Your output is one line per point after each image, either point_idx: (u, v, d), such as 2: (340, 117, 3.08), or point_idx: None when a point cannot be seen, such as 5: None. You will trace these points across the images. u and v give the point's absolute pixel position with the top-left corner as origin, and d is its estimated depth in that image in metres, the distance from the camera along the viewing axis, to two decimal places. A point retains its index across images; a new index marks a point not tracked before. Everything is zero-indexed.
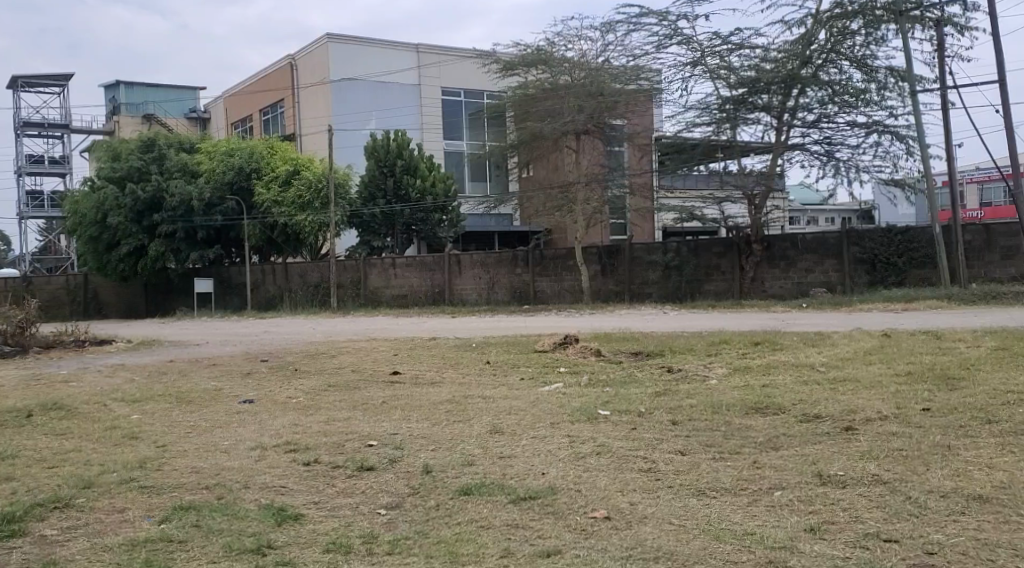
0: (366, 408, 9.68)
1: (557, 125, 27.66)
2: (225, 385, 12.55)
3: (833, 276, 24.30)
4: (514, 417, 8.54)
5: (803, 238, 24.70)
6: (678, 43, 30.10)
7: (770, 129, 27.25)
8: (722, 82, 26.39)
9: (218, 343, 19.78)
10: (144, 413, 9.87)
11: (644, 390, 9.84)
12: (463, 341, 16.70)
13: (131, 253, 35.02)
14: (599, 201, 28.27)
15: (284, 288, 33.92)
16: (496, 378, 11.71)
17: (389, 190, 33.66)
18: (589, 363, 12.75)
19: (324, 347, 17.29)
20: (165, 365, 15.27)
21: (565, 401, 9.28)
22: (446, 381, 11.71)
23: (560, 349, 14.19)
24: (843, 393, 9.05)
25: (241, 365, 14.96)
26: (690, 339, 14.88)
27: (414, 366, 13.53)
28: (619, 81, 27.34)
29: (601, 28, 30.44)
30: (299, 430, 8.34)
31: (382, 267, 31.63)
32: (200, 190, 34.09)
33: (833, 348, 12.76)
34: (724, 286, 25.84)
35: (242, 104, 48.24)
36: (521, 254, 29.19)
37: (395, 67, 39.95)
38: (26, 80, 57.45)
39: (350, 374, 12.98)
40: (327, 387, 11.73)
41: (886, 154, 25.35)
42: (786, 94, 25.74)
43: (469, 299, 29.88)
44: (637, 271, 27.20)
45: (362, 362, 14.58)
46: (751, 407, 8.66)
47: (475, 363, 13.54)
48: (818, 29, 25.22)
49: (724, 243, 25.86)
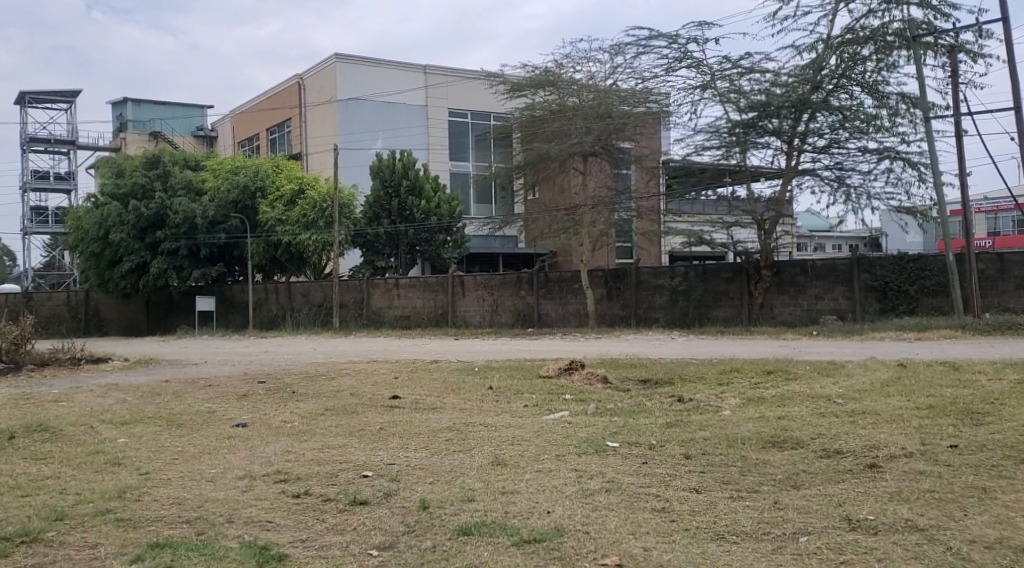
0: (363, 434, 9.28)
1: (564, 147, 27.36)
2: (220, 408, 12.16)
3: (843, 304, 23.85)
4: (517, 447, 8.13)
5: (813, 264, 24.28)
6: (688, 67, 29.84)
7: (780, 153, 26.91)
8: (731, 105, 26.11)
9: (216, 363, 19.40)
10: (132, 436, 9.47)
11: (654, 420, 9.42)
12: (466, 364, 16.29)
13: (133, 270, 34.69)
14: (606, 223, 27.93)
15: (286, 307, 33.54)
16: (498, 405, 11.29)
17: (394, 210, 33.38)
18: (596, 390, 12.33)
19: (324, 368, 16.90)
20: (160, 385, 14.89)
21: (572, 430, 8.86)
22: (447, 407, 11.30)
23: (565, 375, 13.78)
24: (864, 427, 8.61)
25: (237, 387, 14.59)
26: (699, 366, 14.46)
27: (415, 390, 13.13)
28: (627, 104, 27.06)
29: (610, 50, 30.21)
30: (291, 458, 7.94)
31: (385, 287, 31.26)
32: (204, 208, 33.84)
33: (849, 379, 12.33)
34: (732, 312, 25.40)
35: (249, 123, 48.10)
36: (526, 276, 28.80)
37: (403, 88, 39.87)
38: (34, 96, 57.53)
39: (348, 397, 12.57)
40: (325, 410, 11.33)
41: (898, 181, 24.97)
42: (796, 119, 25.43)
43: (473, 322, 29.48)
44: (644, 296, 26.81)
45: (362, 385, 14.17)
46: (766, 441, 8.23)
47: (478, 388, 13.13)
48: (830, 54, 24.93)
49: (732, 268, 25.45)
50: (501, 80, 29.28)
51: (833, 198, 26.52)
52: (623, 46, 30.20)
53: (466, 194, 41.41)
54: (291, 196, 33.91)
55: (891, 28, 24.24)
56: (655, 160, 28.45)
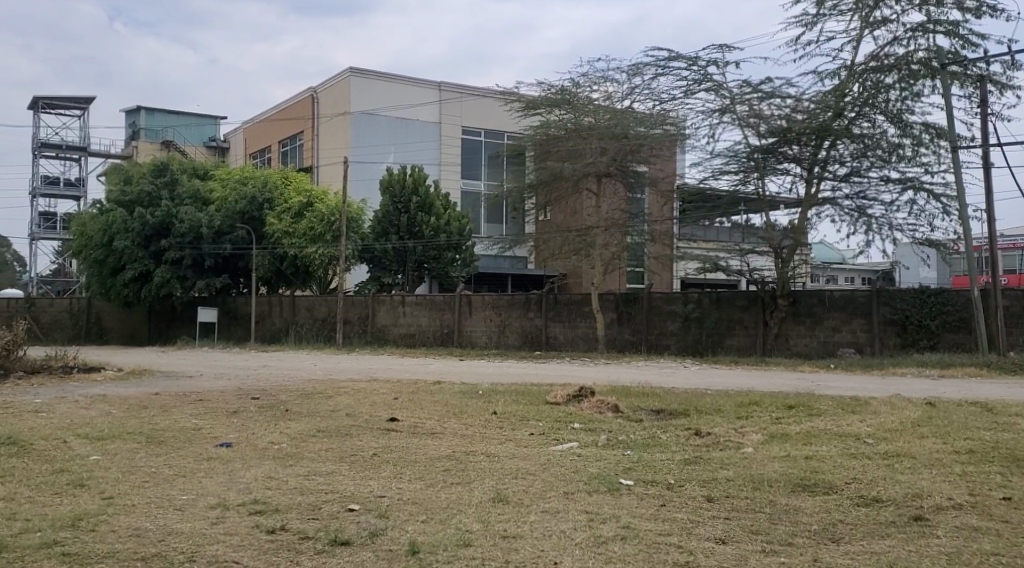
0: (355, 460, 8.57)
1: (578, 168, 26.71)
2: (208, 425, 11.47)
3: (861, 337, 23.06)
4: (522, 481, 7.41)
5: (831, 294, 23.50)
6: (707, 90, 29.24)
7: (800, 181, 26.20)
8: (750, 130, 25.45)
9: (212, 376, 18.73)
10: (107, 453, 8.78)
11: (671, 456, 8.67)
12: (469, 387, 15.57)
13: (135, 278, 34.11)
14: (619, 245, 27.17)
15: (290, 322, 32.86)
16: (502, 432, 10.58)
17: (403, 227, 32.64)
18: (607, 420, 11.59)
19: (322, 386, 16.20)
20: (148, 399, 14.22)
21: (582, 465, 8.11)
22: (447, 432, 10.58)
23: (574, 403, 13.02)
24: (902, 473, 7.86)
25: (229, 402, 13.90)
26: (715, 398, 13.69)
27: (415, 412, 12.41)
28: (644, 125, 26.38)
29: (628, 71, 29.64)
30: (273, 485, 7.25)
31: (391, 304, 30.57)
32: (210, 218, 33.33)
33: (878, 416, 11.57)
34: (746, 341, 24.63)
35: (262, 134, 47.68)
36: (535, 297, 28.08)
37: (417, 104, 39.35)
38: (48, 102, 57.35)
39: (344, 418, 11.86)
40: (317, 432, 10.61)
41: (921, 213, 24.21)
42: (817, 146, 24.75)
43: (480, 343, 28.75)
44: (656, 321, 26.05)
45: (360, 405, 13.45)
46: (795, 484, 7.49)
47: (481, 412, 12.40)
48: (853, 81, 24.27)
49: (747, 296, 24.71)
50: (516, 98, 28.72)
51: (853, 228, 25.80)
52: (642, 67, 29.63)
53: (477, 213, 40.78)
54: (299, 209, 33.37)
55: (916, 56, 23.59)
56: (670, 183, 27.76)
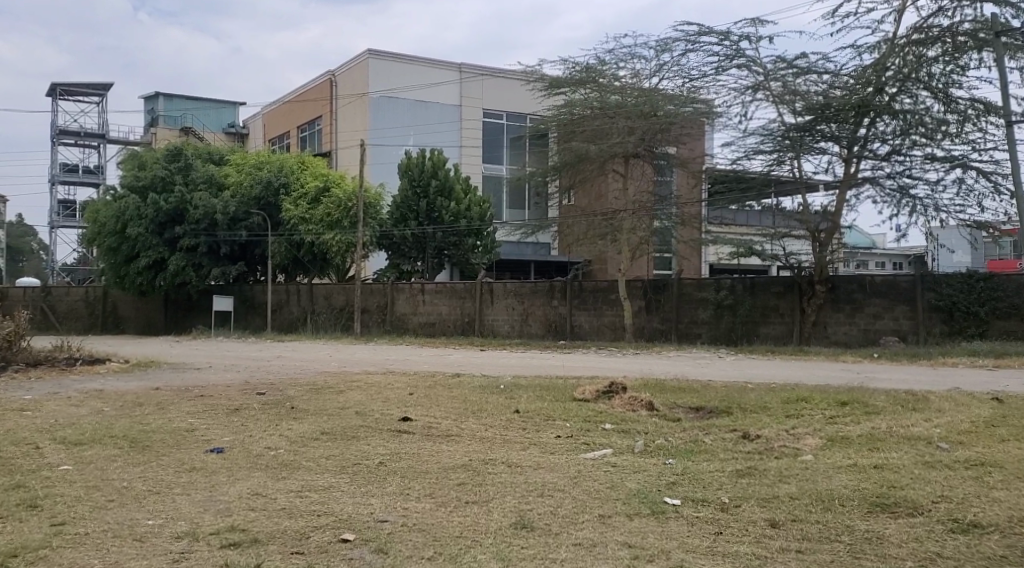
0: (354, 470, 7.50)
1: (604, 148, 25.46)
2: (203, 426, 10.45)
3: (904, 325, 21.77)
4: (549, 499, 6.34)
5: (871, 280, 22.21)
6: (739, 66, 27.97)
7: (838, 161, 24.89)
8: (785, 108, 24.19)
9: (219, 369, 17.72)
10: (81, 463, 7.83)
11: (721, 467, 7.55)
12: (490, 381, 14.52)
13: (149, 267, 33.27)
14: (646, 230, 25.89)
15: (308, 310, 31.88)
16: (526, 434, 9.51)
17: (422, 212, 31.60)
18: (643, 421, 10.49)
19: (334, 379, 15.16)
20: (148, 395, 13.26)
21: (618, 479, 6.99)
22: (465, 435, 9.52)
23: (605, 400, 11.91)
24: (996, 488, 6.71)
25: (231, 399, 12.91)
26: (759, 394, 12.52)
27: (431, 411, 11.35)
28: (674, 103, 25.12)
29: (656, 47, 28.41)
30: (262, 503, 6.27)
31: (410, 292, 29.53)
32: (226, 204, 32.44)
33: (944, 416, 10.35)
34: (781, 329, 23.38)
35: (281, 119, 46.79)
36: (559, 284, 26.93)
37: (437, 86, 38.27)
38: (65, 88, 56.72)
39: (352, 418, 10.79)
40: (321, 433, 9.55)
41: (969, 193, 22.81)
42: (856, 124, 23.41)
43: (502, 332, 27.70)
44: (687, 309, 24.83)
45: (372, 402, 12.39)
46: (870, 502, 6.36)
47: (502, 410, 11.32)
48: (894, 55, 22.83)
49: (783, 283, 23.44)
50: (538, 76, 27.51)
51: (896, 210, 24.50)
52: (670, 43, 28.41)
53: (499, 198, 39.64)
54: (316, 194, 32.40)
55: (961, 28, 22.09)
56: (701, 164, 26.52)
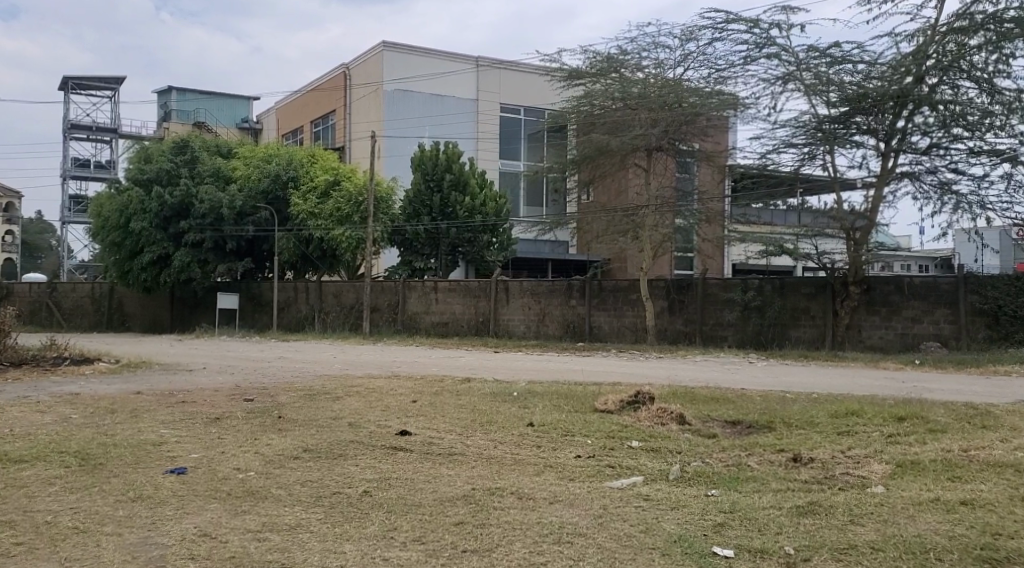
0: (330, 501, 6.25)
1: (625, 141, 24.16)
2: (175, 439, 9.19)
3: (946, 329, 20.32)
4: (568, 551, 5.17)
5: (911, 281, 20.76)
6: (770, 55, 26.60)
7: (875, 155, 23.42)
8: (818, 99, 22.65)
9: (213, 372, 16.44)
10: (12, 487, 6.64)
11: (776, 501, 6.26)
12: (502, 387, 13.25)
13: (153, 262, 32.16)
14: (669, 227, 24.54)
15: (316, 308, 30.67)
16: (540, 454, 8.24)
17: (436, 207, 30.38)
18: (675, 438, 9.24)
19: (335, 385, 13.94)
20: (125, 400, 12.03)
21: (654, 520, 5.74)
22: (469, 454, 8.23)
23: (629, 411, 10.59)
24: None
25: (216, 405, 11.67)
26: (804, 408, 11.18)
27: (434, 423, 10.07)
28: (700, 95, 23.74)
29: (681, 36, 27.08)
30: (208, 549, 5.18)
31: (422, 291, 28.24)
32: (232, 198, 31.30)
33: (1023, 436, 8.96)
34: (812, 333, 21.95)
35: (294, 114, 45.69)
36: (577, 283, 25.60)
37: (452, 80, 37.09)
38: (77, 81, 55.80)
39: (342, 430, 9.49)
40: (302, 451, 8.25)
41: (1017, 189, 21.32)
42: (895, 116, 21.92)
43: (517, 332, 26.41)
44: (712, 311, 23.42)
45: (372, 411, 11.11)
46: (973, 555, 5.14)
47: (513, 423, 10.01)
48: (934, 42, 21.20)
49: (815, 283, 22.00)
50: (558, 67, 26.14)
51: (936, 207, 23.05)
52: (695, 32, 27.07)
53: (516, 195, 38.30)
54: (325, 189, 31.29)
55: (1007, 14, 20.43)
56: None
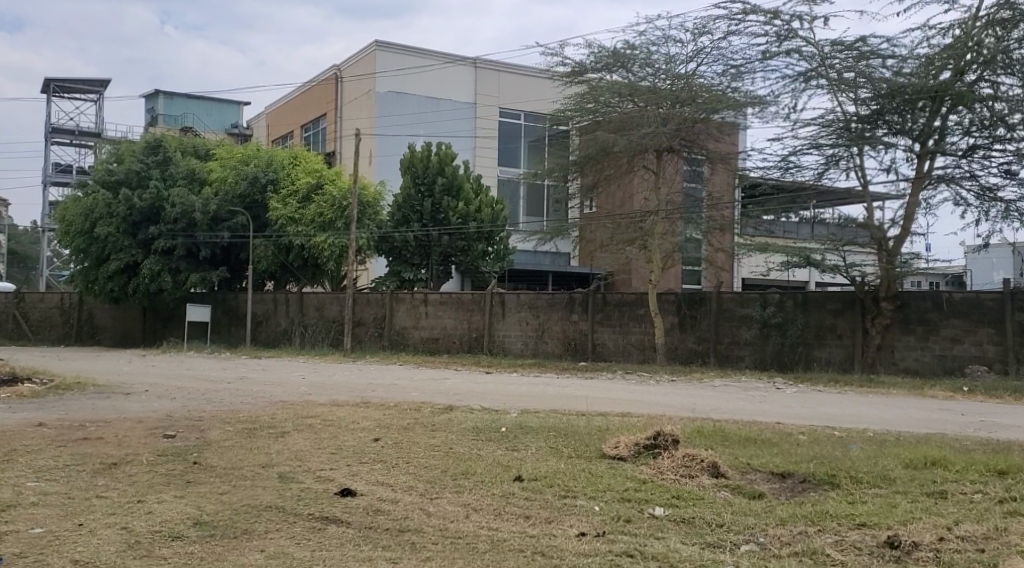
0: None
1: (633, 140, 21.68)
2: (35, 499, 6.74)
3: (990, 352, 17.90)
4: None
5: (949, 297, 18.33)
6: (790, 49, 24.35)
7: (910, 159, 20.89)
8: (844, 98, 19.80)
9: (153, 397, 13.97)
10: None
11: None
12: (488, 421, 10.82)
13: (121, 271, 29.74)
14: (680, 234, 22.12)
15: (296, 322, 28.23)
16: (530, 533, 5.85)
17: (426, 212, 27.93)
18: (715, 502, 6.81)
19: (288, 416, 11.49)
20: (12, 437, 9.55)
21: None
22: (427, 531, 5.84)
23: (647, 460, 8.17)
24: None
25: (124, 446, 9.21)
26: (865, 453, 8.78)
27: (391, 476, 7.64)
28: (713, 94, 21.28)
29: (693, 29, 24.82)
30: None
31: (411, 303, 25.83)
32: (205, 202, 28.96)
33: None
34: (841, 355, 19.48)
35: (285, 118, 43.35)
36: (579, 296, 23.21)
37: (449, 82, 34.80)
38: (60, 84, 53.55)
39: (263, 488, 7.06)
40: (191, 526, 5.85)
41: None
42: (930, 118, 19.05)
43: (513, 349, 23.99)
44: (727, 328, 20.99)
45: (318, 455, 8.71)
46: None
47: (498, 476, 7.61)
48: (974, 35, 18.42)
49: (842, 298, 19.56)
50: (560, 62, 23.80)
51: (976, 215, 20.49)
52: (708, 24, 24.85)
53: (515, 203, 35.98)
54: (308, 192, 29.05)
55: None
56: None
